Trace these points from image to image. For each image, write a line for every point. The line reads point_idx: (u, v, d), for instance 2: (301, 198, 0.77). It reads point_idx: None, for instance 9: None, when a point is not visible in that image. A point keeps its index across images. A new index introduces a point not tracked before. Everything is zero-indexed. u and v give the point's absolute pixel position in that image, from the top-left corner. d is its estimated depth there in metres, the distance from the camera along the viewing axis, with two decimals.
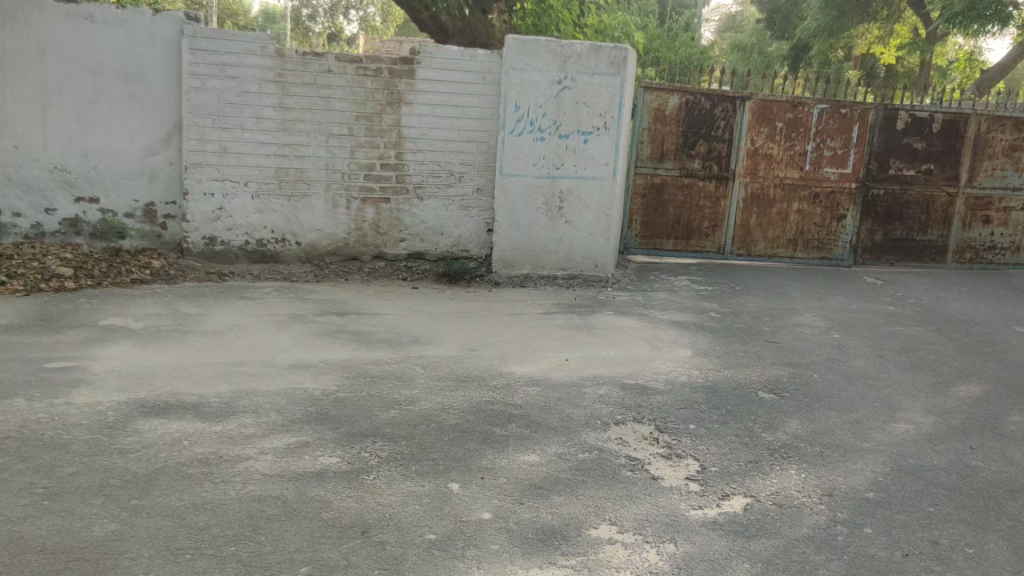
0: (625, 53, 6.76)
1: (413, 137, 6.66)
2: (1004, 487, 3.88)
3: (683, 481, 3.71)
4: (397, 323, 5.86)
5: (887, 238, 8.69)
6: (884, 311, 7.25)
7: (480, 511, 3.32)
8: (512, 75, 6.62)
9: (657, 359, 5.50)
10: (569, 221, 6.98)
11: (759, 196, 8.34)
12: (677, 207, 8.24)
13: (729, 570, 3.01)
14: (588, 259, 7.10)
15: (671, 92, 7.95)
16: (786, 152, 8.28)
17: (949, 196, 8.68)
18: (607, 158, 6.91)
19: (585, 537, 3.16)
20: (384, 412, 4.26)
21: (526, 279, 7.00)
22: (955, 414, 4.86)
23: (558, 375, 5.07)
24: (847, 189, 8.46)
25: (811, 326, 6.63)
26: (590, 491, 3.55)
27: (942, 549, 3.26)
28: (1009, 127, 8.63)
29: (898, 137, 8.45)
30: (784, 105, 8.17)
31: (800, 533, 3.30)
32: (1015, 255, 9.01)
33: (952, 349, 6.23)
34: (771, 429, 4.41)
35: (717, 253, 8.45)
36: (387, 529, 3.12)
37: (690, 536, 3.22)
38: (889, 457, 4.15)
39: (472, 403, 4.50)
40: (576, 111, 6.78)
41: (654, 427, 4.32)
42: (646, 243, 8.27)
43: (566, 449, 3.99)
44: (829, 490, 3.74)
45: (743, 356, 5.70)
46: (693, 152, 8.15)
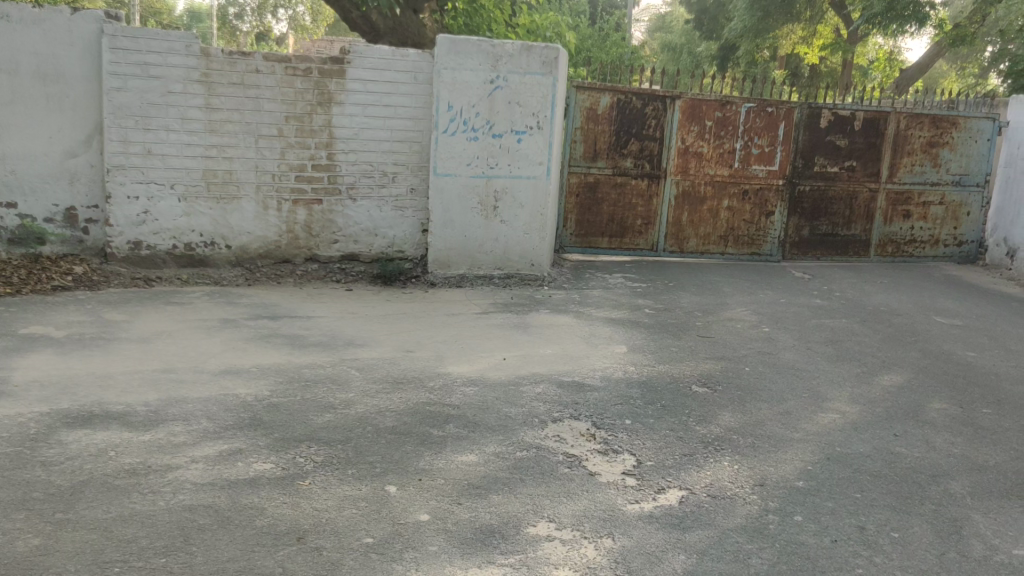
0: (556, 53, 6.86)
1: (344, 137, 6.69)
2: (926, 472, 4.07)
3: (620, 476, 3.83)
4: (335, 326, 5.88)
5: (814, 233, 8.98)
6: (812, 303, 7.45)
7: (419, 513, 3.38)
8: (444, 75, 6.67)
9: (594, 355, 5.61)
10: (504, 220, 7.08)
11: (691, 193, 8.52)
12: (611, 205, 8.35)
13: (666, 561, 3.12)
14: (524, 258, 7.20)
15: (603, 92, 8.04)
16: (715, 150, 8.47)
17: (872, 191, 9.00)
18: (540, 157, 7.00)
19: (524, 535, 3.25)
20: (320, 416, 4.31)
21: (462, 279, 7.08)
22: (880, 402, 5.06)
23: (495, 374, 5.15)
24: (774, 185, 8.70)
25: (742, 319, 6.79)
26: (529, 489, 3.64)
27: (869, 535, 3.41)
28: (926, 125, 8.99)
29: (822, 135, 8.73)
30: (713, 103, 8.34)
31: (733, 524, 3.43)
32: (934, 248, 9.42)
33: (877, 338, 6.45)
34: (704, 423, 4.55)
35: (650, 250, 8.59)
36: (325, 534, 3.16)
37: (627, 531, 3.32)
38: (818, 446, 4.33)
39: (409, 405, 4.56)
40: (509, 111, 6.86)
41: (591, 423, 4.43)
42: (581, 242, 8.39)
43: (504, 448, 4.08)
44: (761, 480, 3.88)
45: (676, 351, 5.84)
46: (625, 151, 8.24)
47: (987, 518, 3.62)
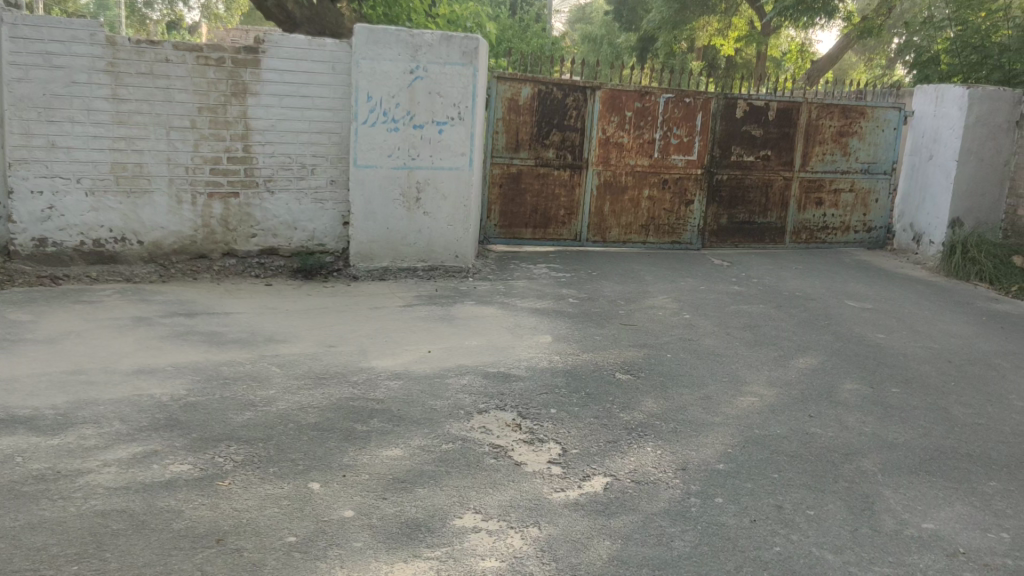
0: (476, 43, 6.83)
1: (261, 129, 6.54)
2: (839, 451, 4.21)
3: (546, 465, 3.85)
4: (256, 321, 5.76)
5: (732, 221, 9.19)
6: (731, 289, 7.62)
7: (343, 509, 3.33)
8: (363, 65, 6.58)
9: (519, 346, 5.63)
10: (427, 211, 7.02)
11: (612, 183, 8.61)
12: (534, 196, 8.38)
13: (592, 548, 3.15)
14: (448, 250, 7.17)
15: (524, 83, 8.04)
16: (635, 140, 8.57)
17: (786, 180, 9.25)
18: (462, 148, 6.98)
19: (451, 528, 3.24)
20: (239, 414, 4.21)
21: (385, 271, 7.01)
22: (795, 385, 5.21)
23: (420, 367, 5.12)
24: (693, 175, 8.86)
25: (664, 307, 6.91)
26: (455, 481, 3.63)
27: (786, 513, 3.51)
28: (836, 115, 9.28)
29: (738, 125, 8.92)
30: (633, 94, 8.43)
31: (656, 508, 3.49)
32: (845, 234, 9.75)
33: (792, 323, 6.64)
34: (628, 409, 4.62)
35: (574, 240, 8.66)
36: (245, 535, 3.09)
37: (553, 519, 3.35)
38: (738, 429, 4.43)
39: (332, 400, 4.50)
40: (429, 101, 6.80)
41: (517, 413, 4.45)
42: (505, 233, 8.40)
43: (429, 441, 4.06)
44: (683, 464, 3.96)
45: (600, 339, 5.90)
46: (547, 142, 8.27)
47: (897, 493, 3.77)
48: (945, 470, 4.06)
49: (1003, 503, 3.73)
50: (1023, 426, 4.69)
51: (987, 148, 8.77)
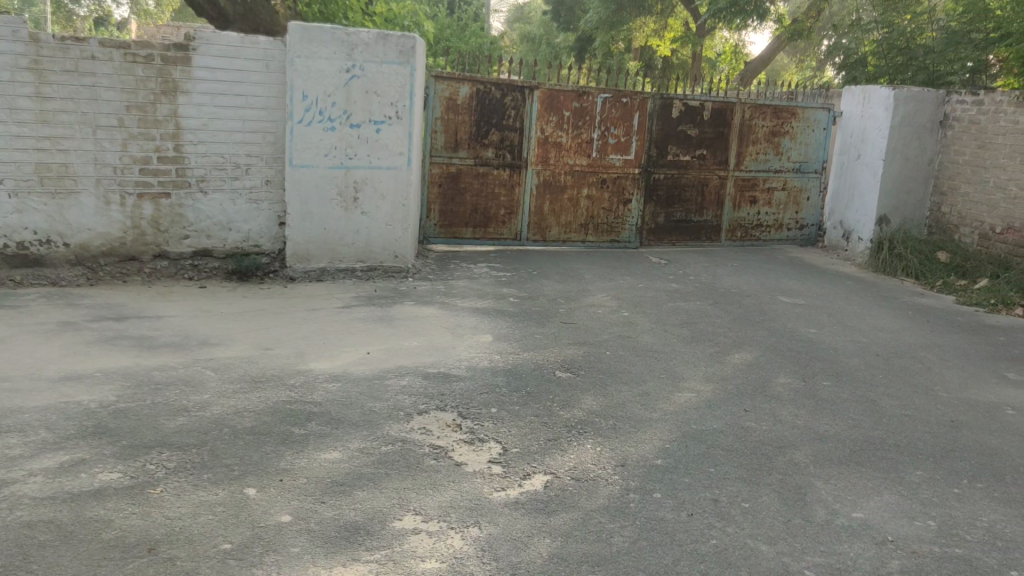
0: (413, 42, 6.80)
1: (192, 128, 6.40)
2: (773, 444, 4.30)
3: (486, 464, 3.85)
4: (189, 325, 5.63)
5: (669, 219, 9.32)
6: (669, 287, 7.73)
7: (280, 515, 3.28)
8: (298, 63, 6.49)
9: (459, 346, 5.62)
10: (365, 211, 6.97)
11: (551, 183, 8.65)
12: (473, 195, 8.37)
13: (532, 546, 3.17)
14: (387, 250, 7.13)
15: (462, 82, 8.02)
16: (574, 140, 8.62)
17: (721, 179, 9.42)
18: (400, 148, 6.94)
19: (390, 530, 3.22)
20: (171, 420, 4.11)
21: (323, 272, 6.93)
22: (731, 380, 5.31)
23: (359, 369, 5.07)
24: (631, 174, 8.96)
25: (604, 305, 6.96)
26: (395, 483, 3.61)
27: (722, 506, 3.57)
28: (768, 115, 9.47)
29: (674, 125, 9.04)
30: (570, 94, 8.48)
31: (596, 504, 3.53)
32: (778, 232, 9.98)
33: (728, 319, 6.77)
34: (567, 407, 4.65)
35: (514, 240, 8.68)
36: (178, 543, 3.02)
37: (493, 519, 3.35)
38: (675, 424, 4.50)
39: (268, 404, 4.42)
40: (366, 100, 6.75)
41: (457, 414, 4.44)
42: (445, 232, 8.38)
43: (369, 443, 4.02)
44: (622, 460, 4.00)
45: (540, 338, 5.92)
46: (486, 141, 8.27)
47: (829, 484, 3.87)
48: (874, 460, 4.18)
49: (928, 491, 3.85)
50: (947, 416, 4.86)
51: (912, 148, 9.04)
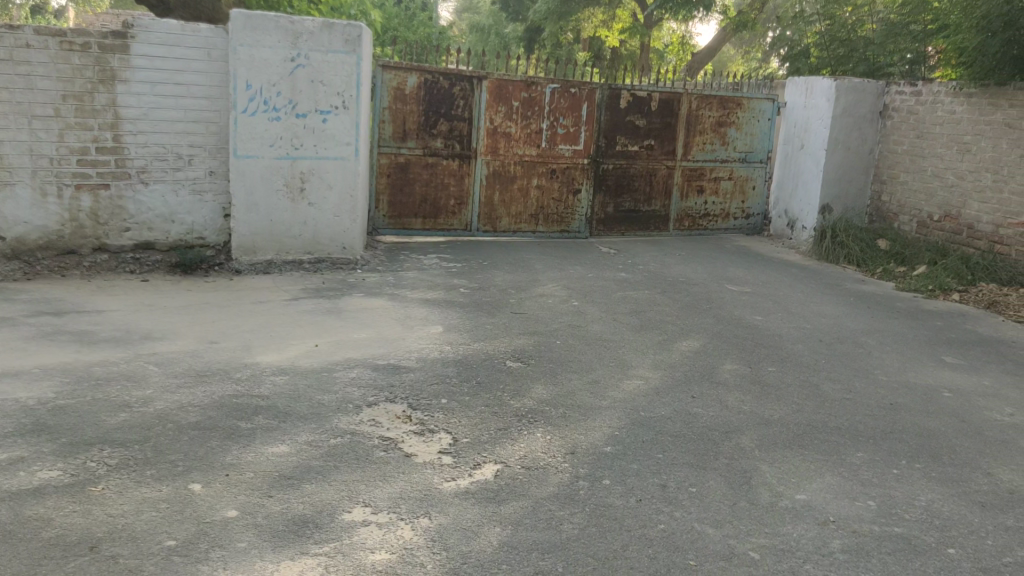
0: (359, 31, 6.74)
1: (132, 118, 6.26)
2: (720, 429, 4.37)
3: (436, 455, 3.85)
4: (132, 319, 5.52)
5: (618, 210, 9.38)
6: (618, 276, 7.78)
7: (226, 510, 3.24)
8: (241, 52, 6.37)
9: (409, 337, 5.59)
10: (312, 202, 6.89)
11: (501, 173, 8.64)
12: (423, 185, 8.32)
13: (482, 535, 3.17)
14: (335, 242, 7.06)
15: (409, 72, 7.97)
16: (523, 130, 8.62)
17: (669, 169, 9.51)
18: (347, 138, 6.89)
19: (339, 523, 3.19)
20: (113, 416, 4.03)
21: (270, 265, 6.83)
22: (679, 367, 5.38)
23: (307, 362, 5.02)
24: (580, 164, 8.99)
25: (554, 295, 6.99)
26: (344, 476, 3.59)
27: (670, 492, 3.62)
28: (714, 105, 9.59)
29: (621, 116, 9.10)
30: (519, 84, 8.47)
31: (545, 492, 3.55)
32: (725, 221, 10.12)
33: (676, 307, 6.84)
34: (518, 396, 4.66)
35: (464, 230, 8.66)
36: (121, 541, 2.96)
37: (443, 509, 3.35)
38: (624, 411, 4.54)
39: (213, 399, 4.36)
40: (312, 90, 6.67)
41: (407, 405, 4.42)
42: (394, 223, 8.32)
43: (317, 436, 3.99)
44: (572, 448, 4.02)
45: (490, 328, 5.93)
46: (435, 131, 8.23)
47: (773, 468, 3.94)
48: (816, 443, 4.27)
49: (869, 472, 3.95)
50: (886, 399, 4.98)
51: (853, 137, 9.24)
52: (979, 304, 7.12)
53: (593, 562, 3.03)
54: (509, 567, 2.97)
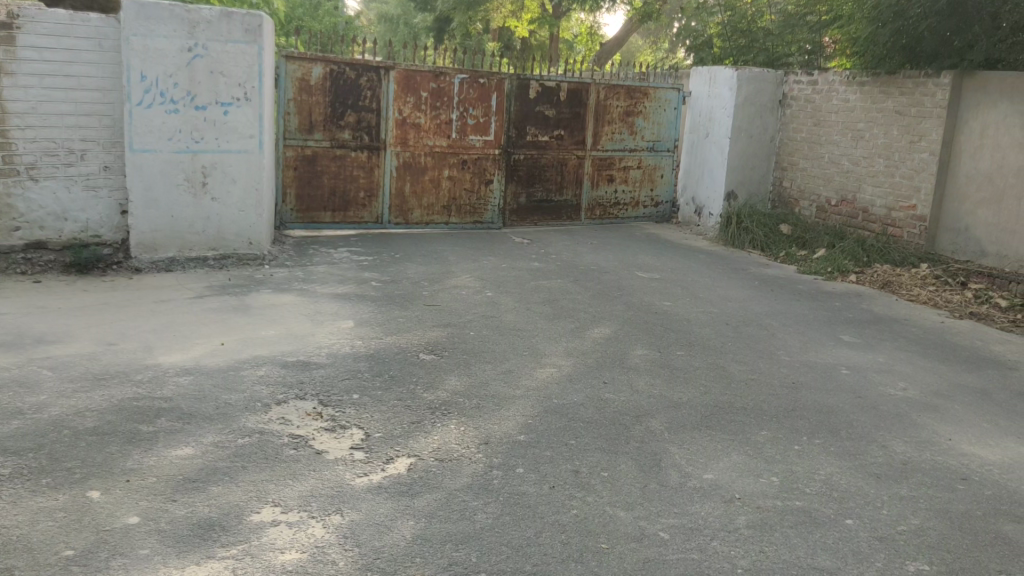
0: (260, 21, 6.58)
1: (20, 112, 5.97)
2: (631, 414, 4.44)
3: (348, 451, 3.80)
4: (23, 323, 5.26)
5: (531, 200, 9.42)
6: (532, 266, 7.81)
7: (126, 516, 3.12)
8: (134, 42, 6.14)
9: (319, 333, 5.49)
10: (215, 197, 6.70)
11: (411, 164, 8.56)
12: (331, 178, 8.18)
13: (395, 530, 3.14)
14: (240, 237, 6.87)
15: (314, 62, 7.82)
16: (432, 121, 8.56)
17: (579, 158, 9.60)
18: (250, 130, 6.72)
19: (247, 524, 3.12)
20: (4, 425, 3.84)
21: (172, 262, 6.60)
22: (591, 354, 5.44)
23: (212, 361, 4.88)
24: (491, 155, 8.98)
25: (467, 286, 6.97)
26: (252, 475, 3.50)
27: (583, 477, 3.66)
28: (622, 95, 9.71)
29: (531, 106, 9.12)
30: (427, 75, 8.41)
31: (459, 483, 3.54)
32: (635, 210, 10.28)
33: (589, 295, 6.91)
34: (431, 389, 4.64)
35: (376, 223, 8.55)
36: (15, 553, 2.83)
37: (355, 505, 3.30)
38: (537, 400, 4.57)
39: (113, 402, 4.19)
40: (211, 82, 6.48)
41: (318, 402, 4.34)
42: (302, 217, 8.15)
43: (224, 436, 3.88)
44: (485, 438, 4.02)
45: (403, 321, 5.87)
46: (342, 123, 8.10)
47: (682, 449, 4.03)
48: (723, 423, 4.38)
49: (772, 449, 4.08)
50: (789, 378, 5.15)
51: (755, 126, 9.51)
52: (875, 285, 7.42)
53: (507, 551, 3.04)
54: (423, 560, 2.95)
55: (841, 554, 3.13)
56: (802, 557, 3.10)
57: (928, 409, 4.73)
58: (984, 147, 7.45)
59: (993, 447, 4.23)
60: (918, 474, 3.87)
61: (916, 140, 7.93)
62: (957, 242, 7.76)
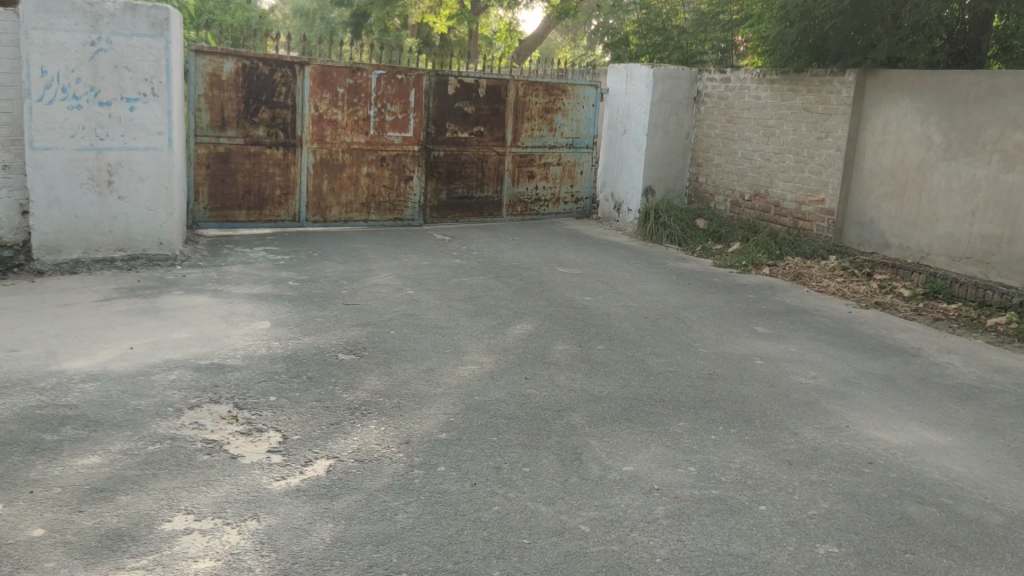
0: (167, 14, 6.38)
1: None
2: (552, 408, 4.46)
3: (265, 455, 3.70)
4: None
5: (451, 196, 9.37)
6: (452, 263, 7.77)
7: (30, 529, 2.98)
8: (33, 36, 5.90)
9: (234, 335, 5.35)
10: (122, 196, 6.46)
11: (328, 162, 8.42)
12: (246, 175, 7.99)
13: (313, 533, 3.08)
14: (150, 237, 6.64)
15: (225, 57, 7.63)
16: (350, 117, 8.43)
17: (499, 155, 9.60)
18: (158, 127, 6.50)
19: (158, 533, 3.01)
20: None
21: (77, 264, 6.32)
22: (513, 350, 5.44)
23: (121, 366, 4.70)
24: (410, 152, 8.90)
25: (387, 284, 6.89)
26: (163, 483, 3.38)
27: (504, 473, 3.66)
28: (541, 92, 9.74)
29: (450, 102, 9.08)
30: (343, 70, 8.28)
31: (380, 484, 3.49)
32: (556, 206, 10.32)
33: (510, 291, 6.91)
34: (351, 389, 4.57)
35: (293, 221, 8.39)
36: None
37: (272, 509, 3.23)
38: (458, 397, 4.55)
39: (13, 411, 4.00)
40: (116, 77, 6.25)
41: (233, 405, 4.23)
42: (216, 216, 7.94)
43: (133, 443, 3.74)
44: (406, 438, 3.98)
45: (321, 321, 5.77)
46: (256, 119, 7.93)
47: (602, 442, 4.06)
48: (642, 416, 4.44)
49: (690, 440, 4.15)
50: (706, 369, 5.25)
51: (671, 122, 9.68)
52: (787, 276, 7.63)
53: (428, 550, 3.01)
54: (342, 562, 2.90)
55: (755, 540, 3.20)
56: (718, 544, 3.16)
57: (837, 396, 4.89)
58: (886, 142, 7.72)
59: (898, 432, 4.39)
60: (827, 459, 3.99)
61: (824, 136, 8.20)
62: (863, 234, 8.04)
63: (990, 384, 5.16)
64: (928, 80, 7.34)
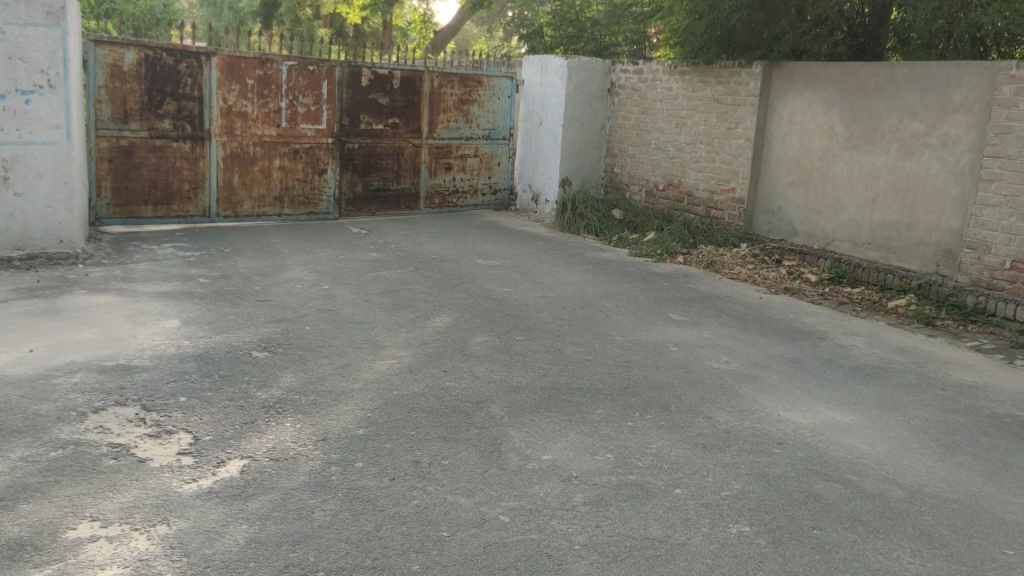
0: (63, 3, 6.09)
1: None
2: (471, 401, 4.44)
3: (174, 457, 3.58)
4: None
5: (367, 189, 9.25)
6: (369, 256, 7.68)
7: None
8: None
9: (141, 335, 5.16)
10: (18, 192, 6.17)
11: (239, 155, 8.22)
12: (152, 170, 7.73)
13: (226, 535, 3.00)
14: (49, 235, 6.34)
15: (126, 47, 7.35)
16: (260, 110, 8.25)
17: (415, 146, 9.49)
18: (56, 120, 6.23)
19: (61, 542, 2.88)
20: None
21: None
22: (431, 343, 5.40)
23: (19, 370, 4.48)
24: (323, 144, 8.75)
25: (302, 279, 6.75)
26: (66, 491, 3.24)
27: (423, 467, 3.63)
28: (456, 83, 9.68)
29: (364, 94, 8.94)
30: (251, 61, 8.09)
31: (294, 482, 3.42)
32: (474, 198, 10.29)
33: (428, 284, 6.86)
34: (264, 387, 4.46)
35: (202, 216, 8.14)
36: None
37: (183, 513, 3.13)
38: (376, 392, 4.49)
39: None
40: (9, 68, 5.97)
41: (140, 407, 4.08)
42: (120, 212, 7.66)
43: (33, 450, 3.57)
44: (323, 435, 3.91)
45: (233, 319, 5.61)
46: (161, 111, 7.67)
47: (521, 432, 4.07)
48: (561, 405, 4.46)
49: (607, 427, 4.19)
50: (622, 357, 5.31)
51: (586, 113, 9.77)
52: (700, 264, 7.79)
53: (346, 547, 2.96)
54: (257, 564, 2.83)
55: (669, 523, 3.26)
56: (635, 529, 3.20)
57: (748, 379, 5.02)
58: (792, 133, 7.97)
59: (805, 412, 4.53)
60: (739, 441, 4.09)
61: (733, 127, 8.40)
62: (772, 222, 8.27)
63: (890, 364, 5.37)
64: (830, 73, 7.59)
